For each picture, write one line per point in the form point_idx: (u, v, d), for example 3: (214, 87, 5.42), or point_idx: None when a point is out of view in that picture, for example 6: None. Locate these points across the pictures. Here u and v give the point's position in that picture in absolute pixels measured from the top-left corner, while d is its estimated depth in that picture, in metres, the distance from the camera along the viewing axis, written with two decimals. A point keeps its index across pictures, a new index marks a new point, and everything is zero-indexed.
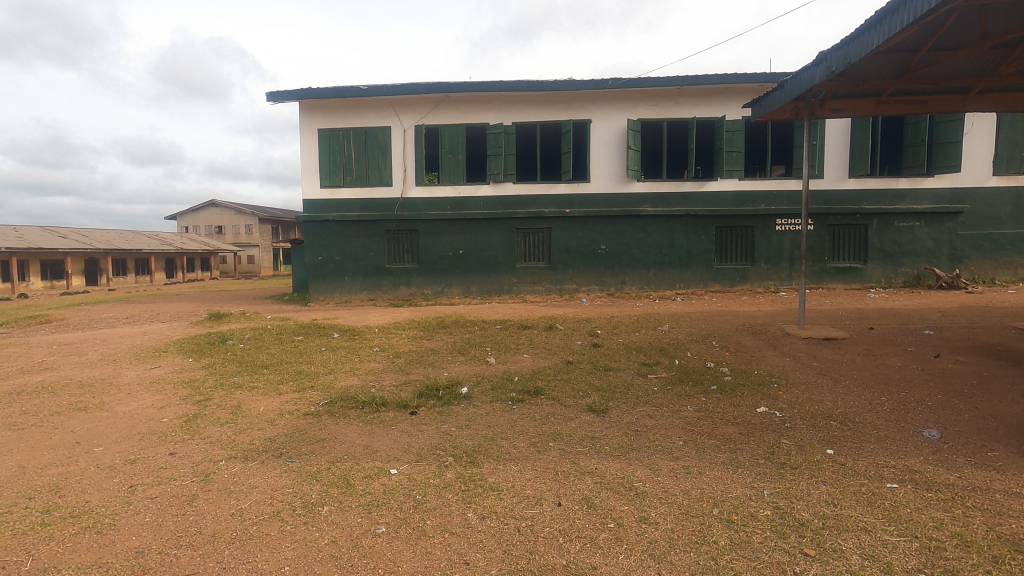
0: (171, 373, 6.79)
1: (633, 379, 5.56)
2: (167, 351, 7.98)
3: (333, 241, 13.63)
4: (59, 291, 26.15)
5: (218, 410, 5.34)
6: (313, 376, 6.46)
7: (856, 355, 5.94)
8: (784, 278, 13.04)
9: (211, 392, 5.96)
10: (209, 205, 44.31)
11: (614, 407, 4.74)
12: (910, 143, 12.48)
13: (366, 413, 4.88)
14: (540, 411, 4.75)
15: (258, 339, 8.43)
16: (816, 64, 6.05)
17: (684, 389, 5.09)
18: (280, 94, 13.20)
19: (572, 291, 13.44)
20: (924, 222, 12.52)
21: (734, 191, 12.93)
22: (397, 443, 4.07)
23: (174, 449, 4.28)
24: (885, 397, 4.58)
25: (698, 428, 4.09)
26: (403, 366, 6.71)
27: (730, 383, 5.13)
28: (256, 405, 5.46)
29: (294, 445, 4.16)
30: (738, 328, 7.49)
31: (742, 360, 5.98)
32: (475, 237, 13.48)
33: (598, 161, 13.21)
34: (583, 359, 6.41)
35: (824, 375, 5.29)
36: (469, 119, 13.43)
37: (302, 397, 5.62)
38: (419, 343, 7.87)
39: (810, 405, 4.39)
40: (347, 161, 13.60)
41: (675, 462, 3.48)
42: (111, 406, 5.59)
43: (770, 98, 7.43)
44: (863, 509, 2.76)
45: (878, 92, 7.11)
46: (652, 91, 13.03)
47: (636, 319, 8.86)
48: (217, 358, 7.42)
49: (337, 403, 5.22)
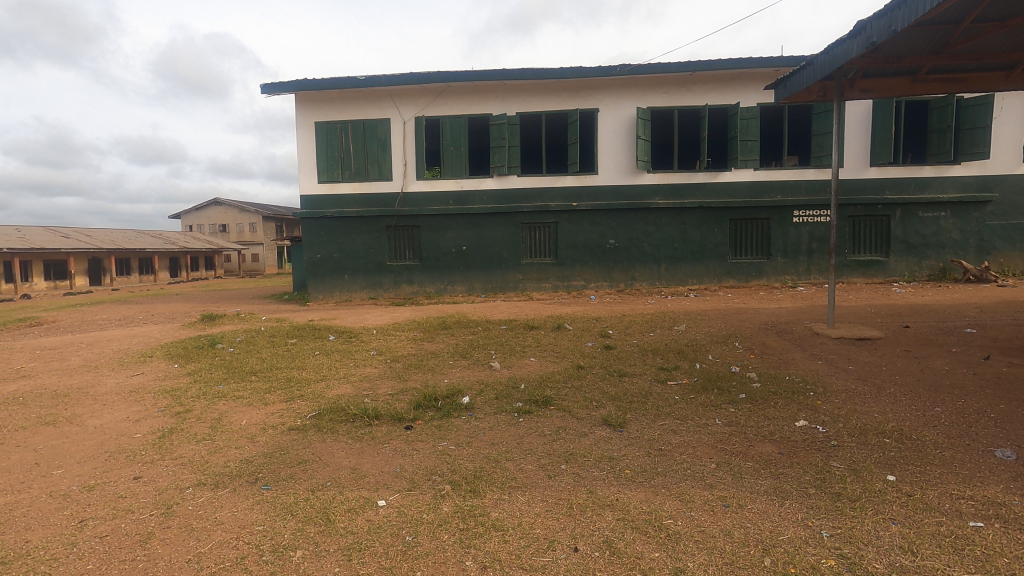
0: (154, 381, 6.35)
1: (651, 387, 5.05)
2: (154, 356, 7.55)
3: (332, 238, 13.17)
4: (62, 291, 25.97)
5: (197, 423, 4.89)
6: (303, 384, 5.99)
7: (896, 358, 5.40)
8: (802, 272, 12.47)
9: (192, 403, 5.52)
10: (212, 203, 44.02)
11: (633, 420, 4.24)
12: (936, 129, 11.77)
13: (357, 428, 4.41)
14: (549, 425, 4.27)
15: (250, 343, 7.97)
16: (853, 36, 5.46)
17: (710, 398, 4.59)
18: (275, 85, 12.72)
19: (580, 287, 12.90)
20: (949, 213, 11.91)
21: (748, 182, 12.36)
22: (387, 466, 3.60)
23: (139, 472, 3.82)
24: (938, 407, 4.05)
25: (730, 446, 3.60)
26: (400, 372, 6.24)
27: (762, 392, 4.62)
28: (238, 417, 5.01)
29: (273, 468, 3.69)
30: (761, 327, 6.95)
31: (770, 364, 5.45)
32: (479, 231, 12.98)
33: (606, 152, 12.65)
34: (595, 363, 5.92)
35: (865, 381, 4.77)
36: (471, 110, 12.90)
37: (289, 408, 5.15)
38: (419, 346, 7.37)
39: (856, 418, 3.88)
40: (345, 155, 13.11)
41: (711, 491, 2.98)
42: (83, 420, 5.15)
43: (793, 79, 6.83)
44: (950, 559, 2.26)
45: (914, 70, 6.47)
46: (662, 78, 12.43)
47: (649, 318, 8.33)
48: (204, 363, 6.97)
49: (326, 415, 4.74)
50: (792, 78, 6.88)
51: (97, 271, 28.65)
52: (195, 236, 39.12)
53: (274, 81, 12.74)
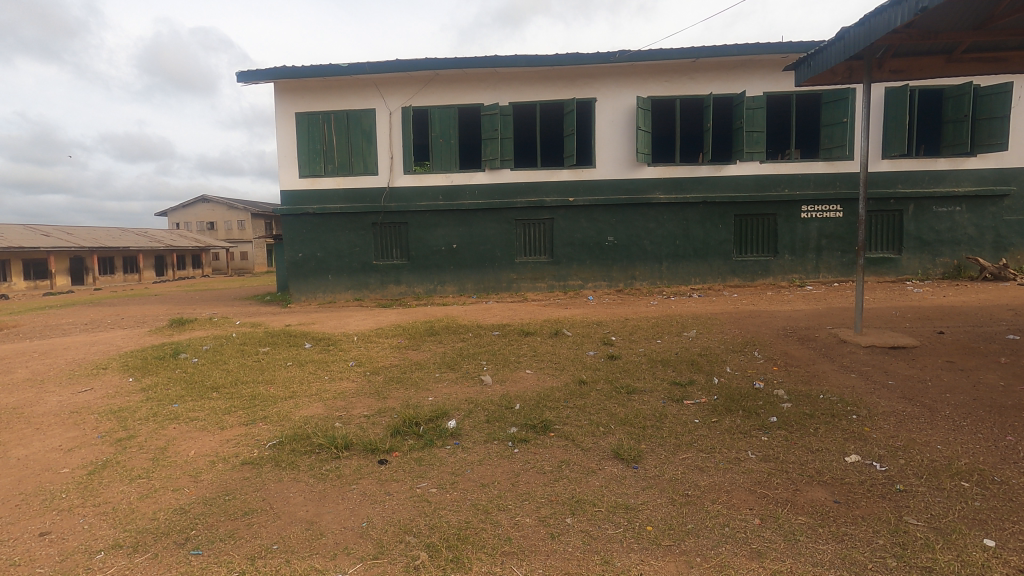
0: (102, 400, 5.60)
1: (665, 407, 4.39)
2: (108, 368, 6.79)
3: (314, 236, 12.43)
4: (42, 291, 24.91)
5: (138, 455, 4.18)
6: (269, 402, 5.27)
7: (939, 371, 4.77)
8: (810, 270, 11.86)
9: (138, 427, 4.79)
10: (200, 200, 43.00)
11: (649, 452, 3.58)
12: (951, 120, 11.17)
13: (321, 463, 3.71)
14: (549, 458, 3.61)
15: (217, 352, 7.22)
16: (896, 2, 4.75)
17: (735, 423, 3.93)
18: (251, 73, 11.97)
19: (577, 287, 12.25)
20: (965, 207, 11.34)
21: (754, 175, 11.73)
22: (352, 519, 2.93)
23: (48, 525, 3.11)
24: (1012, 437, 3.39)
25: (772, 491, 2.95)
26: (380, 388, 5.53)
27: (795, 415, 3.96)
28: (186, 447, 4.29)
29: (211, 521, 2.99)
30: (780, 334, 6.29)
31: (798, 379, 4.79)
32: (470, 228, 12.29)
33: (605, 144, 11.96)
34: (598, 377, 5.24)
35: (913, 402, 4.11)
36: (461, 100, 12.17)
37: (248, 435, 4.43)
38: (403, 356, 6.67)
39: (918, 453, 3.23)
40: (328, 148, 12.36)
41: (762, 563, 2.32)
42: (7, 449, 4.42)
43: (816, 58, 6.12)
44: None
45: (951, 48, 5.80)
46: (663, 66, 11.75)
47: (655, 323, 7.65)
48: (162, 378, 6.23)
49: (287, 445, 4.03)
50: (816, 57, 6.15)
51: (79, 270, 27.72)
52: (180, 235, 38.15)
53: (251, 69, 11.99)
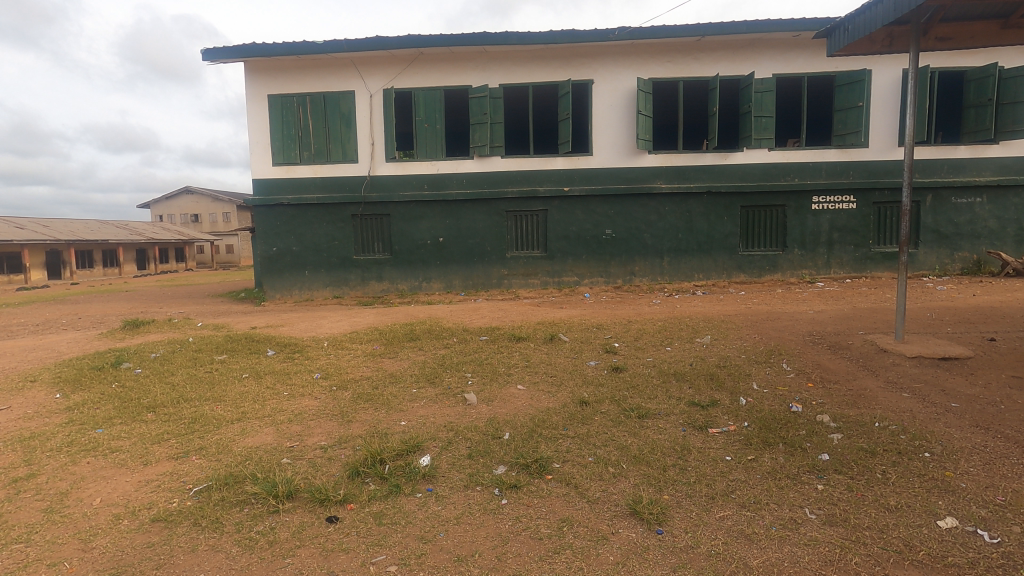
0: (15, 423, 4.72)
1: (688, 439, 3.57)
2: (36, 382, 5.87)
3: (290, 229, 11.51)
4: (13, 286, 23.60)
5: (28, 504, 3.32)
6: (210, 427, 4.40)
7: (1009, 390, 3.99)
8: (821, 265, 11.13)
9: (44, 462, 3.92)
10: (183, 192, 41.66)
11: (675, 507, 2.77)
12: (973, 105, 10.45)
13: (254, 523, 2.87)
14: (548, 514, 2.79)
15: (165, 362, 6.31)
16: None
17: (779, 463, 3.14)
18: (219, 51, 11.01)
19: (573, 284, 11.45)
20: (985, 198, 10.63)
21: (762, 164, 10.94)
22: None
23: None
24: None
25: None
26: (345, 407, 4.67)
27: (852, 453, 3.18)
28: (93, 492, 3.43)
29: None
30: (808, 342, 5.48)
31: (842, 401, 4.00)
32: (458, 220, 11.43)
33: (602, 130, 11.12)
34: (603, 397, 4.40)
35: (993, 434, 3.32)
36: (448, 82, 11.27)
37: (172, 475, 3.58)
38: (376, 367, 5.83)
39: None
40: (303, 133, 11.43)
41: None
42: None
43: (853, 22, 5.31)
44: None
45: (1010, 10, 5.01)
46: (666, 45, 10.90)
47: (663, 326, 6.82)
48: (93, 394, 5.34)
49: (215, 493, 3.19)
50: (852, 20, 5.33)
51: (54, 264, 26.52)
52: (162, 227, 36.91)
53: (219, 46, 11.03)
